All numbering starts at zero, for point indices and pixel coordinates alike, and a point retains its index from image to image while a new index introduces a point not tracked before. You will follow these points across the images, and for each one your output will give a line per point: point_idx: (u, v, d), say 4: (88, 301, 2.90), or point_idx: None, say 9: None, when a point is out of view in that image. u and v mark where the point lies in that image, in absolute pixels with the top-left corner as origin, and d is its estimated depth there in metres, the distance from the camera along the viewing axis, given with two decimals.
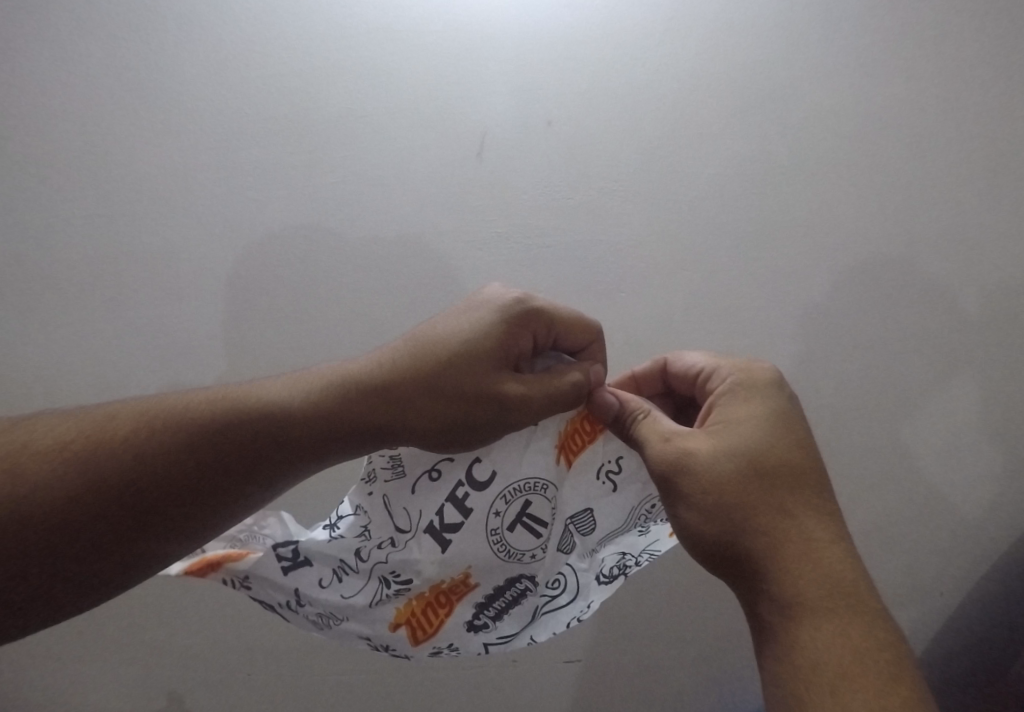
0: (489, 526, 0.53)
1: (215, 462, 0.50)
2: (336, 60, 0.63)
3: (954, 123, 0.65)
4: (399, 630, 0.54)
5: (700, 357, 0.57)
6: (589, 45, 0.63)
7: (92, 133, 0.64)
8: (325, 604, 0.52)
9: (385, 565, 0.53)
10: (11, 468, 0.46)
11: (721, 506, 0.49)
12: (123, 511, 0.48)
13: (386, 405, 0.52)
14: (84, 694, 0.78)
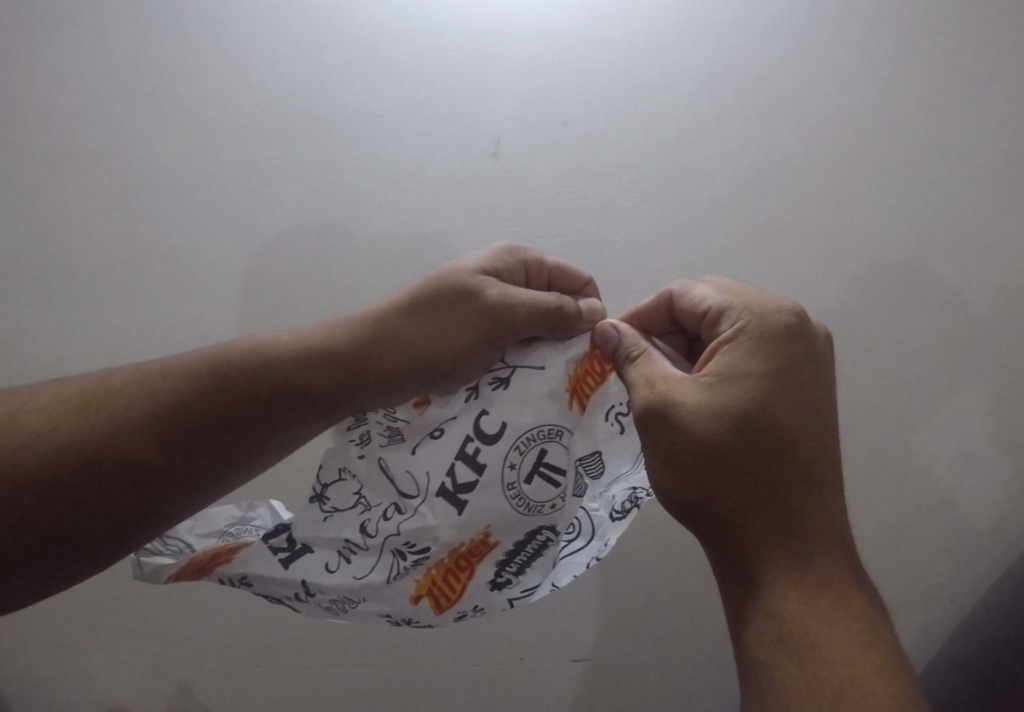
0: (506, 480, 0.53)
1: (219, 398, 0.53)
2: (356, 60, 0.65)
3: (968, 124, 0.65)
4: (421, 604, 0.53)
5: (710, 294, 0.54)
6: (605, 48, 0.64)
7: (118, 129, 0.66)
8: (337, 589, 0.53)
9: (397, 537, 0.53)
10: (12, 422, 0.49)
11: (702, 458, 0.49)
12: (118, 456, 0.50)
13: (379, 355, 0.56)
14: (94, 681, 0.80)
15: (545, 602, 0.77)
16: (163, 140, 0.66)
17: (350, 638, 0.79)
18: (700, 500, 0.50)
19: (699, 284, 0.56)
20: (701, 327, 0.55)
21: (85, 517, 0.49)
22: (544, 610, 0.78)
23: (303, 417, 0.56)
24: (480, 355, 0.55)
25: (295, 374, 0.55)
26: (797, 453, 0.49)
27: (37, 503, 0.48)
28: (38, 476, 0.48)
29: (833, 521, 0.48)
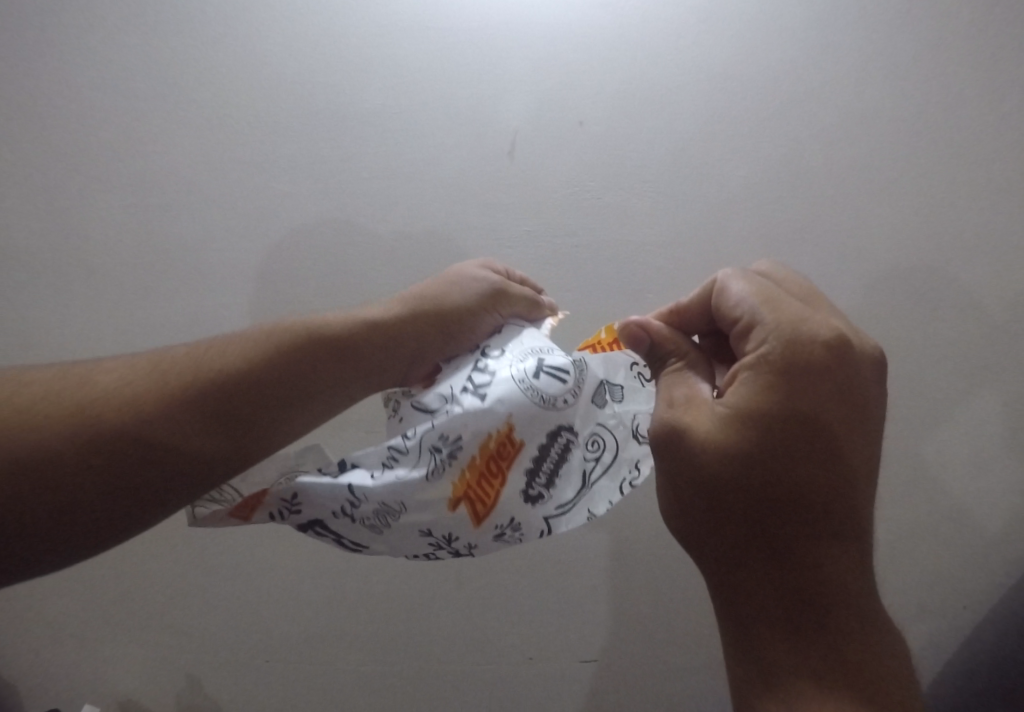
0: (516, 377, 0.52)
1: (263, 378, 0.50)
2: (372, 56, 0.65)
3: (990, 126, 0.64)
4: (458, 511, 0.49)
5: (745, 303, 0.48)
6: (622, 48, 0.64)
7: (135, 125, 0.67)
8: (380, 499, 0.48)
9: (431, 432, 0.50)
10: (83, 377, 0.46)
11: (704, 492, 0.46)
12: (195, 415, 0.47)
13: (397, 325, 0.57)
14: (107, 672, 0.81)
15: (554, 602, 0.77)
16: (180, 138, 0.67)
17: (357, 635, 0.80)
18: (698, 534, 0.47)
19: (736, 289, 0.49)
20: (730, 336, 0.49)
21: (102, 487, 0.43)
22: (552, 610, 0.78)
23: (332, 387, 0.54)
24: (485, 323, 0.58)
25: (322, 343, 0.53)
26: (812, 502, 0.44)
27: (42, 475, 0.42)
28: (45, 451, 0.42)
29: (851, 573, 0.44)
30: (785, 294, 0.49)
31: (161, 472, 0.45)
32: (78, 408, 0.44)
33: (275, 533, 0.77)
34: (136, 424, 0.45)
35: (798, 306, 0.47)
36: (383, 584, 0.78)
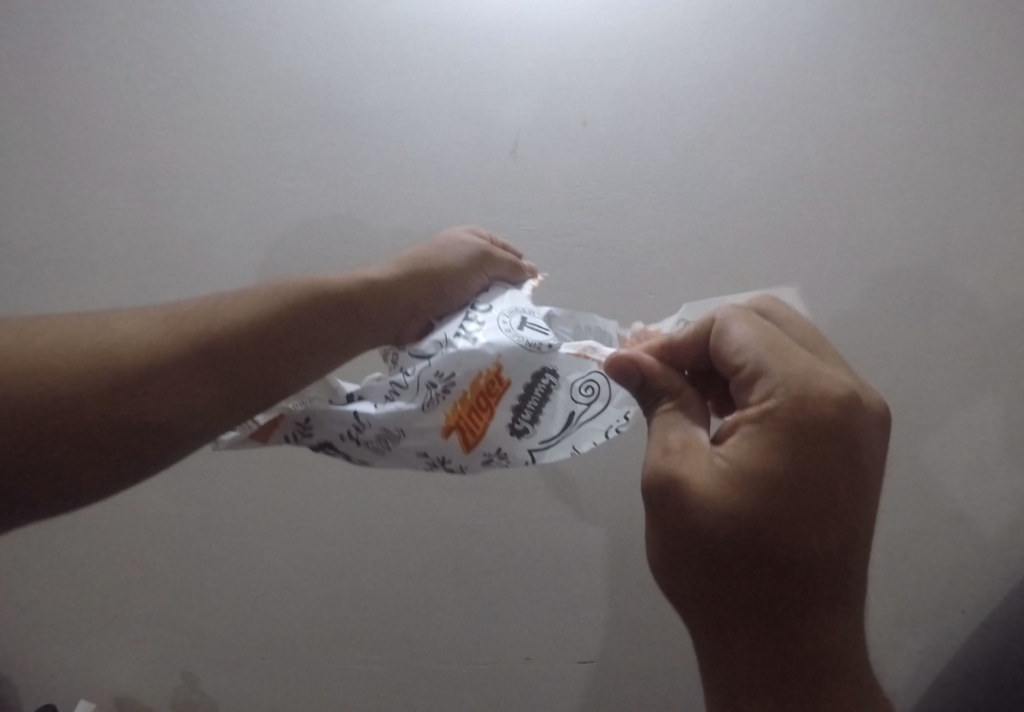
0: (502, 325, 0.51)
1: (266, 341, 0.48)
2: (374, 53, 0.64)
3: (993, 130, 0.64)
4: (451, 438, 0.48)
5: (752, 348, 0.43)
6: (627, 48, 0.63)
7: (138, 123, 0.67)
8: (381, 422, 0.48)
9: (429, 368, 0.49)
10: (100, 325, 0.44)
11: (703, 554, 0.42)
12: (215, 369, 0.45)
13: (394, 284, 0.56)
14: (105, 668, 0.81)
15: (551, 602, 0.77)
16: (186, 135, 0.67)
17: (354, 634, 0.79)
18: (693, 592, 0.44)
19: (741, 331, 0.44)
20: (732, 378, 0.44)
21: (124, 438, 0.41)
22: (550, 611, 0.78)
23: (337, 342, 0.51)
24: (476, 284, 0.58)
25: (322, 298, 0.52)
26: (815, 573, 0.41)
27: (61, 426, 0.40)
28: (65, 403, 0.40)
29: (842, 641, 0.42)
30: (791, 339, 0.44)
31: (179, 424, 0.43)
32: (94, 357, 0.42)
33: (272, 532, 0.76)
34: (157, 378, 0.43)
35: (807, 356, 0.43)
36: (380, 584, 0.78)
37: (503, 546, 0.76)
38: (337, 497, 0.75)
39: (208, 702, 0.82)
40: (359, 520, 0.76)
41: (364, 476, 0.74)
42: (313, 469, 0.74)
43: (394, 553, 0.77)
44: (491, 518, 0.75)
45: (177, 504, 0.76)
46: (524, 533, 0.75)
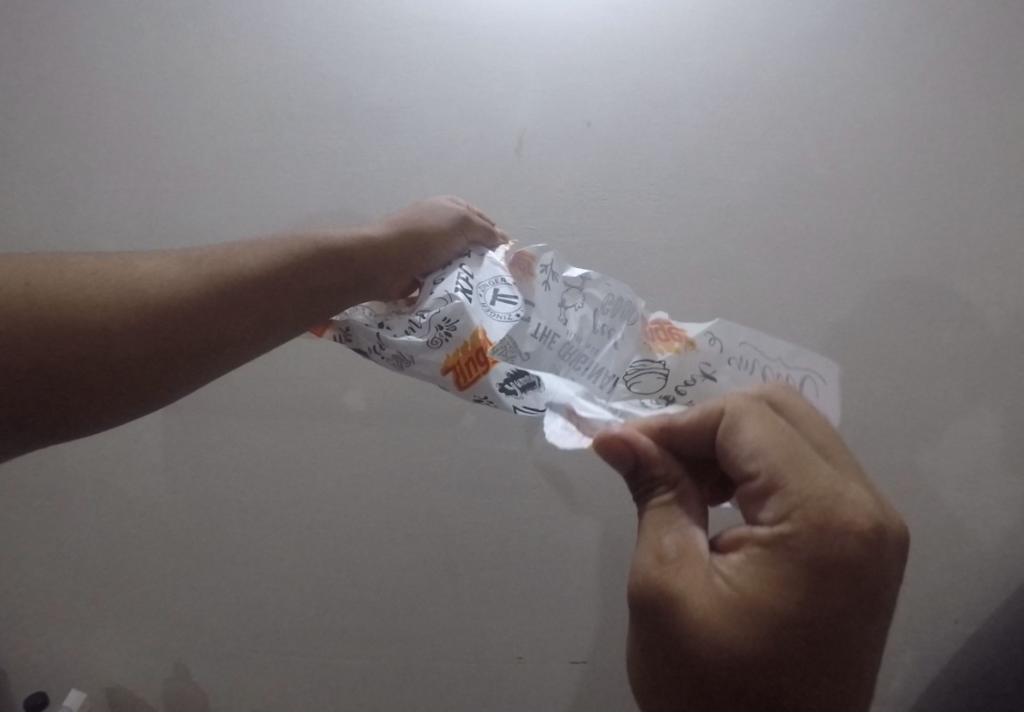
0: (482, 299, 0.52)
1: (264, 288, 0.50)
2: (381, 49, 0.64)
3: (999, 144, 0.64)
4: (449, 376, 0.51)
5: (768, 459, 0.40)
6: (635, 50, 0.63)
7: (139, 112, 0.66)
8: (397, 349, 0.52)
9: (440, 314, 0.51)
10: (125, 264, 0.48)
11: (696, 682, 0.40)
12: (224, 307, 0.48)
13: (389, 242, 0.55)
14: (95, 656, 0.82)
15: (544, 603, 0.78)
16: (188, 127, 0.67)
17: (347, 630, 0.80)
18: None
19: (755, 435, 0.40)
20: (741, 482, 0.41)
21: (150, 361, 0.46)
22: (542, 612, 0.78)
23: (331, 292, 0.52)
24: (459, 244, 0.58)
25: (317, 250, 0.52)
26: None
27: (94, 348, 0.45)
28: (98, 329, 0.45)
29: None
30: (812, 445, 0.40)
31: (196, 351, 0.48)
32: (120, 292, 0.46)
33: (267, 527, 0.76)
34: (177, 309, 0.47)
35: (829, 471, 0.40)
36: (374, 582, 0.78)
37: (498, 547, 0.76)
38: (334, 493, 0.75)
39: (202, 692, 0.83)
40: (355, 517, 0.76)
41: (361, 473, 0.74)
42: (310, 465, 0.74)
43: (388, 553, 0.77)
44: (487, 518, 0.75)
45: (172, 498, 0.76)
46: (519, 534, 0.75)
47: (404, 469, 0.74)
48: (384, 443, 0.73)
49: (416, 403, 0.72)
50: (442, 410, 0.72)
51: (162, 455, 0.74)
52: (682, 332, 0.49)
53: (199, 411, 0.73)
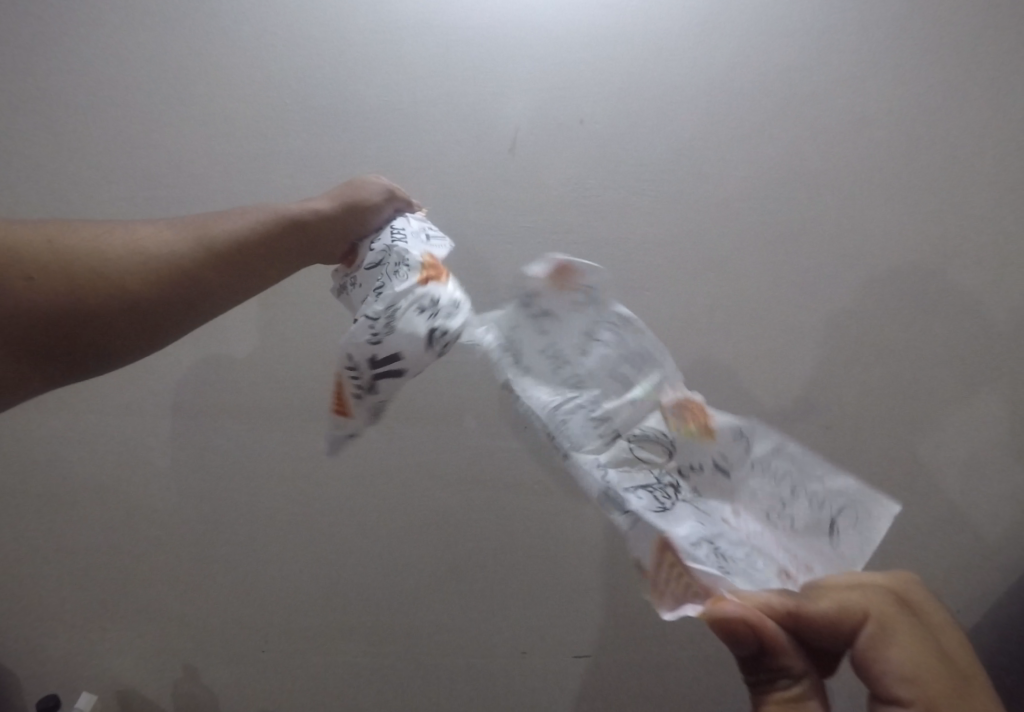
0: (403, 227, 0.55)
1: (237, 253, 0.54)
2: (374, 49, 0.64)
3: (995, 134, 0.64)
4: (429, 285, 0.51)
5: (913, 686, 0.45)
6: (627, 47, 0.63)
7: (132, 116, 0.67)
8: (384, 304, 0.50)
9: (385, 258, 0.53)
10: (133, 229, 0.52)
11: None
12: (212, 272, 0.53)
13: (323, 212, 0.56)
14: (104, 658, 0.83)
15: (548, 598, 0.78)
16: (182, 131, 0.67)
17: (354, 629, 0.81)
18: None
19: (898, 655, 0.45)
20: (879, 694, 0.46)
21: (156, 313, 0.51)
22: (548, 606, 0.78)
23: (282, 266, 0.56)
24: (388, 211, 0.57)
25: (264, 219, 0.55)
26: None
27: (97, 297, 0.49)
28: (107, 291, 0.50)
29: None
30: (954, 670, 0.46)
31: (189, 296, 0.52)
32: (127, 253, 0.51)
33: (270, 528, 0.77)
34: (176, 268, 0.51)
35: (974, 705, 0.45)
36: (380, 581, 0.79)
37: (504, 543, 0.76)
38: (339, 494, 0.76)
39: (212, 692, 0.84)
40: (360, 516, 0.76)
41: (366, 473, 0.75)
42: (316, 465, 0.75)
43: (392, 551, 0.77)
44: (491, 515, 0.76)
45: (178, 500, 0.76)
46: (525, 531, 0.76)
47: (409, 467, 0.74)
48: (386, 442, 0.74)
49: (417, 402, 0.72)
50: (444, 406, 0.72)
51: (166, 458, 0.75)
52: (706, 414, 0.51)
53: (202, 414, 0.74)
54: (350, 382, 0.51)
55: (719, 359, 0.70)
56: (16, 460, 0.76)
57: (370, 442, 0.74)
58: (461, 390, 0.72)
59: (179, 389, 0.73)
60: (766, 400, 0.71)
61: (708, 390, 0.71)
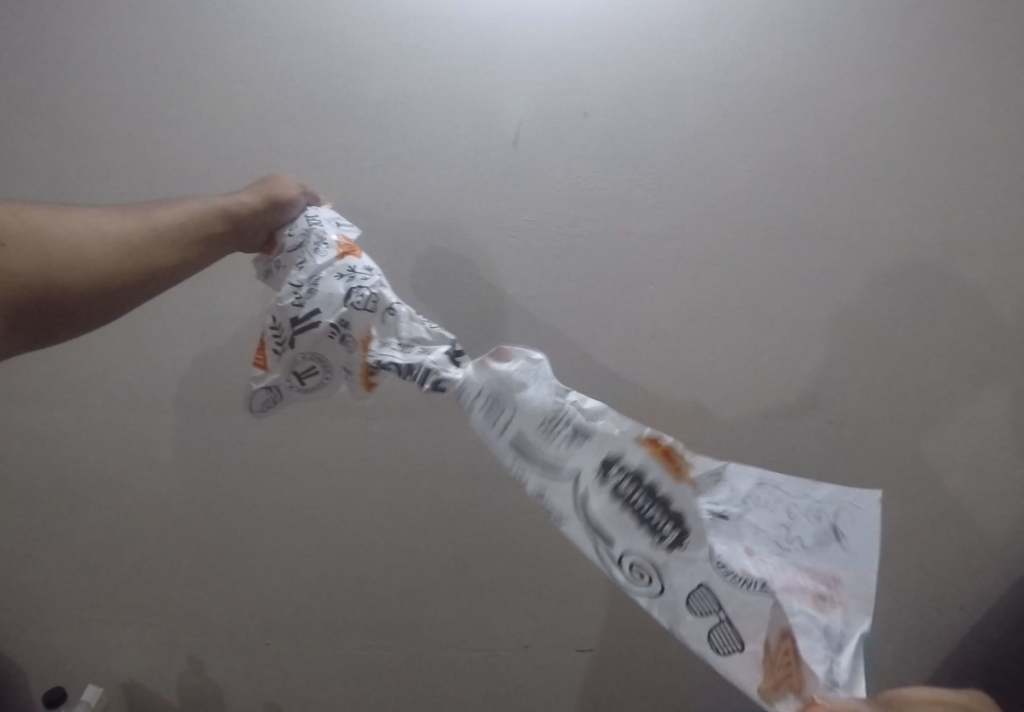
0: (321, 212, 0.56)
1: (170, 237, 0.54)
2: (377, 42, 0.63)
3: (1004, 129, 0.63)
4: (346, 258, 0.53)
5: None
6: (632, 38, 0.62)
7: (133, 110, 0.66)
8: (303, 276, 0.53)
9: (303, 237, 0.55)
10: (75, 210, 0.52)
11: None
12: (148, 251, 0.53)
13: (247, 201, 0.56)
14: (108, 650, 0.84)
15: (549, 593, 0.78)
16: (184, 126, 0.67)
17: (356, 623, 0.81)
18: None
19: None
20: None
21: (74, 307, 0.51)
22: (549, 601, 0.79)
23: (195, 261, 0.55)
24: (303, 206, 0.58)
25: (191, 208, 0.55)
26: None
27: (42, 267, 0.49)
28: (25, 284, 0.49)
29: None
30: None
31: (125, 271, 0.52)
32: (70, 230, 0.51)
33: (271, 522, 0.77)
34: (101, 261, 0.51)
35: None
36: (384, 575, 0.79)
37: (505, 539, 0.77)
38: (341, 488, 0.76)
39: (215, 683, 0.85)
40: (361, 510, 0.76)
41: (368, 468, 0.75)
42: (318, 460, 0.75)
43: (393, 545, 0.78)
44: (494, 510, 0.76)
45: (181, 494, 0.77)
46: (526, 526, 0.76)
47: (412, 462, 0.74)
48: (388, 438, 0.74)
49: (418, 397, 0.72)
50: (446, 402, 0.72)
51: (168, 452, 0.75)
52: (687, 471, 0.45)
53: (204, 409, 0.74)
54: (272, 341, 0.55)
55: (723, 353, 0.70)
56: (20, 453, 0.76)
57: (372, 437, 0.74)
58: None
59: (179, 384, 0.73)
60: (770, 394, 0.71)
61: (711, 384, 0.71)
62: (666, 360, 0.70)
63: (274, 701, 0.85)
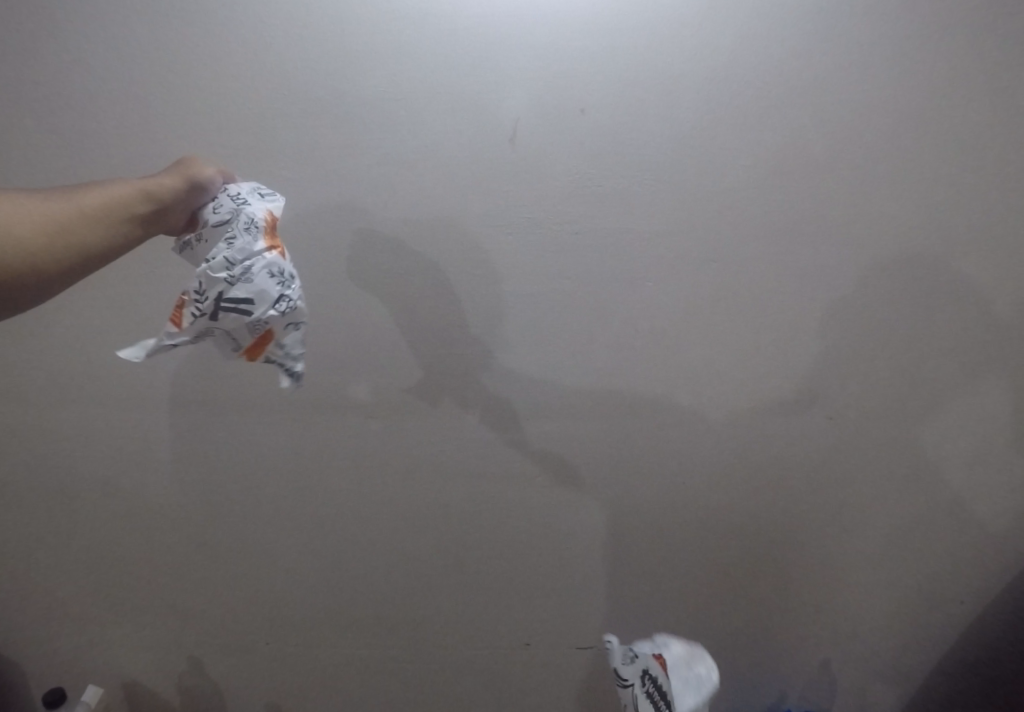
0: (251, 192, 0.56)
1: (90, 216, 0.50)
2: (375, 41, 0.63)
3: (1004, 124, 0.63)
4: (276, 254, 0.53)
5: None
6: (630, 36, 0.62)
7: (127, 109, 0.66)
8: (231, 256, 0.52)
9: (234, 218, 0.53)
10: None
11: None
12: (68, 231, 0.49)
13: (165, 182, 0.54)
14: (108, 650, 0.83)
15: (550, 590, 0.78)
16: (178, 125, 0.66)
17: (357, 621, 0.81)
18: None
19: None
20: None
21: None
22: (550, 598, 0.79)
23: (114, 242, 0.51)
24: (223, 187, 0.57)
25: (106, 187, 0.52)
26: None
27: None
28: None
29: None
30: None
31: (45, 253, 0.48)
32: None
33: (271, 522, 0.77)
34: (13, 244, 0.47)
35: None
36: (383, 575, 0.79)
37: (506, 536, 0.77)
38: (340, 487, 0.76)
39: (216, 682, 0.85)
40: (362, 509, 0.76)
41: (367, 466, 0.75)
42: (318, 460, 0.75)
43: (393, 543, 0.78)
44: (494, 508, 0.76)
45: (179, 495, 0.77)
46: (526, 523, 0.76)
47: (411, 462, 0.74)
48: (387, 437, 0.74)
49: (418, 395, 0.72)
50: (445, 399, 0.72)
51: (166, 452, 0.75)
52: None
53: (202, 408, 0.73)
54: (192, 307, 0.52)
55: (722, 349, 0.70)
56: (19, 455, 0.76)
57: (372, 435, 0.74)
58: (463, 383, 0.72)
59: (177, 384, 0.73)
60: (769, 390, 0.71)
61: (710, 380, 0.71)
62: (665, 358, 0.70)
63: (275, 700, 0.85)
